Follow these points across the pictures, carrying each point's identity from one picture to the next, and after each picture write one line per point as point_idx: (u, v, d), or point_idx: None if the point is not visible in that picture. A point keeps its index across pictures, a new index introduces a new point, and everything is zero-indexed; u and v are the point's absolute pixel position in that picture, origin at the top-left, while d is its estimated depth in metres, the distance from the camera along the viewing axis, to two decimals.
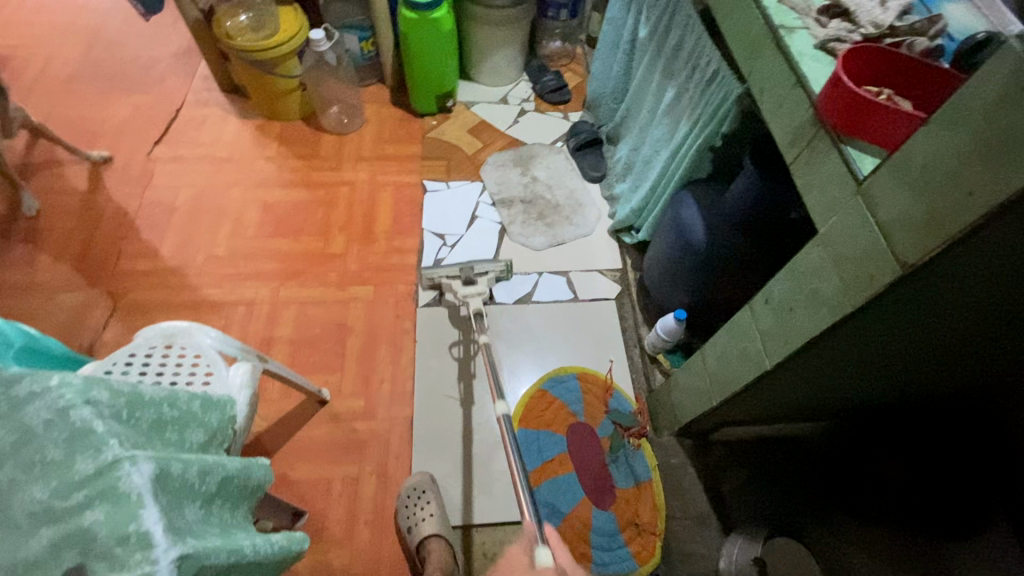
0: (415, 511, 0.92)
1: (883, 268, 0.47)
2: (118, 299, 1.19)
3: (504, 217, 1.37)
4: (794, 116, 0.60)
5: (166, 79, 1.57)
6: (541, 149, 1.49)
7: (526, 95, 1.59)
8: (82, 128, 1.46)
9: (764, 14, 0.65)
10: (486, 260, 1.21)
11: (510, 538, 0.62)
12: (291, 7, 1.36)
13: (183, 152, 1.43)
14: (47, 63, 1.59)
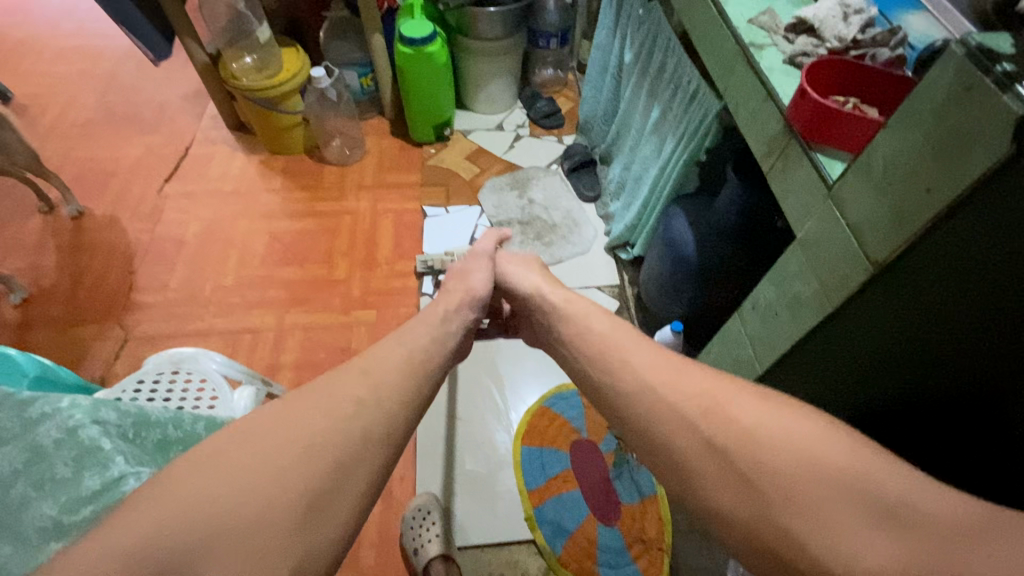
0: (421, 532, 0.93)
1: (857, 268, 0.49)
2: (129, 331, 1.22)
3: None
4: (766, 129, 0.62)
5: (176, 119, 1.64)
6: (537, 171, 1.53)
7: (521, 121, 1.65)
8: (96, 170, 1.52)
9: (734, 34, 0.68)
10: None
11: (464, 273, 0.82)
12: (293, 48, 1.43)
13: (192, 188, 1.48)
14: (64, 109, 1.68)
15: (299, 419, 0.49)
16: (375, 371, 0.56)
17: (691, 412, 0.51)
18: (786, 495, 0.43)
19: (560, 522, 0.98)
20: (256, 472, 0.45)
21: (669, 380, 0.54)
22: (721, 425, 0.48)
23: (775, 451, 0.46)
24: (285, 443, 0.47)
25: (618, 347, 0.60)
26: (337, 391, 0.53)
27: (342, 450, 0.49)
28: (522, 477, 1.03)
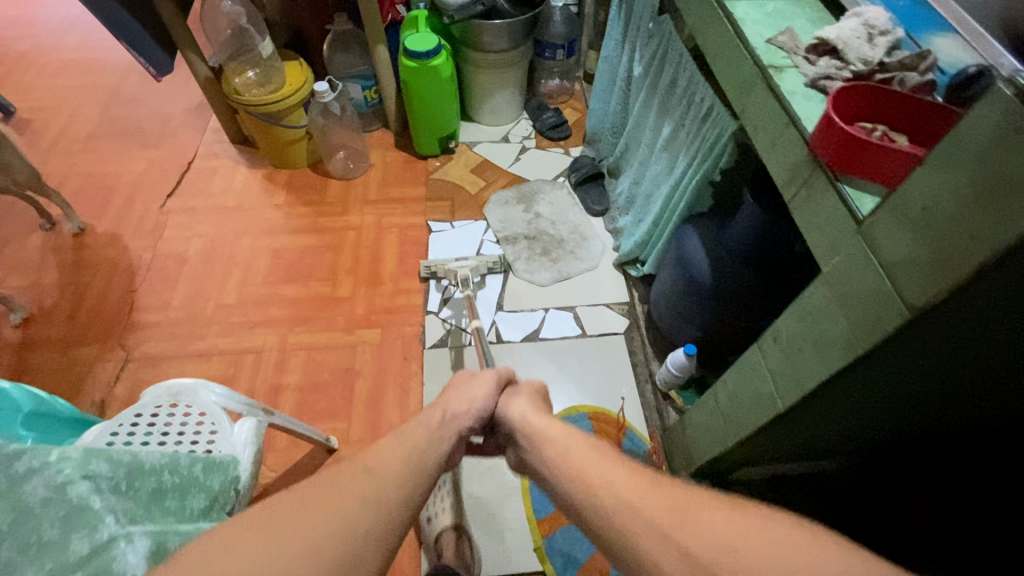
0: (435, 503, 0.97)
1: (889, 311, 0.46)
2: (130, 352, 1.20)
3: (509, 255, 1.37)
4: (788, 156, 0.59)
5: (179, 133, 1.63)
6: (543, 185, 1.50)
7: (527, 132, 1.62)
8: (98, 185, 1.51)
9: (751, 55, 0.66)
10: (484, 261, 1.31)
11: (465, 387, 0.75)
12: (296, 60, 1.40)
13: (194, 203, 1.46)
14: (66, 124, 1.67)
15: (311, 512, 0.48)
16: (377, 469, 0.54)
17: (665, 526, 0.49)
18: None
19: (572, 553, 0.95)
20: (270, 564, 0.44)
21: (635, 494, 0.52)
22: (695, 536, 0.47)
23: (753, 555, 0.45)
24: (295, 540, 0.46)
25: (587, 462, 0.57)
26: (342, 485, 0.51)
27: (350, 549, 0.47)
28: (531, 506, 1.00)
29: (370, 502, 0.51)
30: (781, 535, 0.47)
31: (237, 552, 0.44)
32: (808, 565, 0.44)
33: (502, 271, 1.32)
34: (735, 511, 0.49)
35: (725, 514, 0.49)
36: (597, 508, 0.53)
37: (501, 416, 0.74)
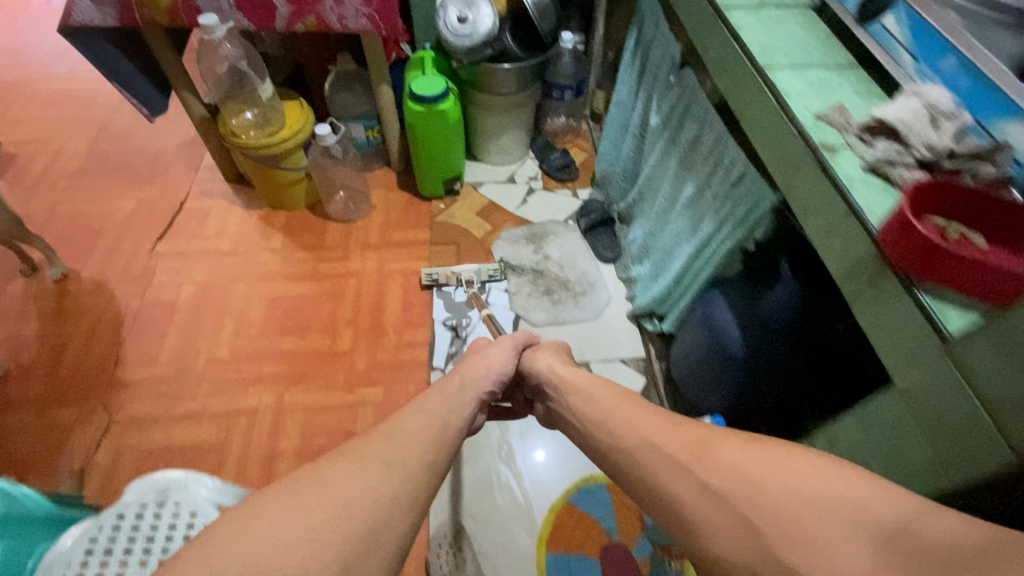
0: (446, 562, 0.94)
1: (989, 451, 0.40)
2: (114, 413, 1.12)
3: (509, 287, 1.33)
4: (849, 248, 0.54)
5: (171, 169, 1.56)
6: (555, 227, 1.45)
7: (533, 172, 1.58)
8: (83, 226, 1.43)
9: (801, 132, 0.61)
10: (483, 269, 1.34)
11: (485, 353, 0.80)
12: (295, 100, 1.34)
13: (186, 247, 1.39)
14: (52, 159, 1.59)
15: (336, 482, 0.49)
16: (399, 436, 0.57)
17: (686, 458, 0.52)
18: (788, 534, 0.43)
19: None
20: (301, 526, 0.45)
21: (667, 432, 0.56)
22: (715, 469, 0.49)
23: (773, 482, 0.47)
24: (323, 505, 0.47)
25: (619, 411, 0.62)
26: (364, 454, 0.53)
27: (377, 510, 0.48)
28: None
29: (392, 468, 0.53)
30: (803, 464, 0.48)
31: (267, 517, 0.45)
32: (832, 493, 0.44)
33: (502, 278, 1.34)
34: (752, 440, 0.52)
35: (746, 446, 0.51)
36: (627, 442, 0.58)
37: (527, 373, 0.81)
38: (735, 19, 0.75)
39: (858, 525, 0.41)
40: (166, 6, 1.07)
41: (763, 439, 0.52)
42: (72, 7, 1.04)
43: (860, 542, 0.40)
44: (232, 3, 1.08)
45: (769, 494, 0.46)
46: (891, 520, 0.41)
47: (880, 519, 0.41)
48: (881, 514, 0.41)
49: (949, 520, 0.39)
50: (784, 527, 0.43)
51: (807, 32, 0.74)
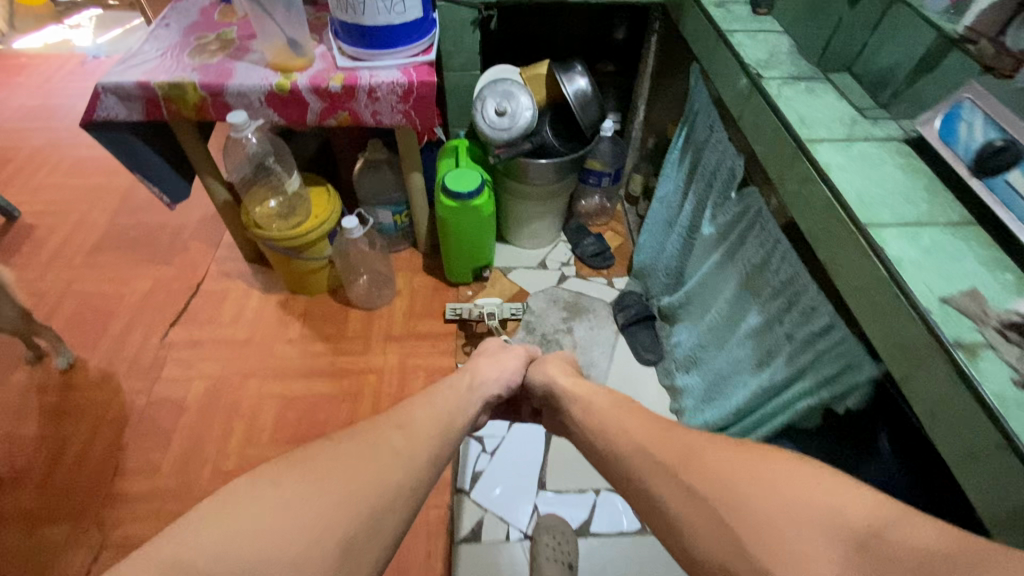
0: None
1: None
2: (107, 534, 1.02)
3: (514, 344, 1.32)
4: (1010, 493, 0.43)
5: (191, 246, 1.50)
6: (597, 303, 1.39)
7: (565, 257, 1.49)
8: (95, 309, 1.37)
9: (923, 320, 0.51)
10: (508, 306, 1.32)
11: (497, 359, 0.89)
12: (323, 187, 1.28)
13: (198, 335, 1.31)
14: (71, 231, 1.55)
15: (347, 467, 0.55)
16: (407, 427, 0.63)
17: (668, 461, 0.54)
18: (759, 534, 0.44)
19: None
20: (314, 504, 0.51)
21: (655, 436, 0.58)
22: (697, 473, 0.51)
23: (750, 488, 0.47)
24: (330, 485, 0.53)
25: (611, 418, 0.66)
26: (373, 440, 0.59)
27: (380, 496, 0.54)
28: None
29: (397, 456, 0.58)
30: (788, 466, 0.49)
31: (284, 491, 0.51)
32: (807, 503, 0.45)
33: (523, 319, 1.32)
34: (734, 442, 0.53)
35: (728, 450, 0.52)
36: (619, 448, 0.60)
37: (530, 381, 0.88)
38: (822, 160, 0.67)
39: (834, 531, 0.42)
40: (194, 102, 1.02)
41: (743, 442, 0.53)
42: (95, 103, 0.99)
43: (833, 547, 0.41)
44: (262, 99, 1.02)
45: (745, 497, 0.47)
46: (864, 526, 0.42)
47: (856, 523, 0.42)
48: (855, 520, 0.42)
49: (928, 530, 0.40)
50: (764, 542, 0.43)
51: (908, 177, 0.65)
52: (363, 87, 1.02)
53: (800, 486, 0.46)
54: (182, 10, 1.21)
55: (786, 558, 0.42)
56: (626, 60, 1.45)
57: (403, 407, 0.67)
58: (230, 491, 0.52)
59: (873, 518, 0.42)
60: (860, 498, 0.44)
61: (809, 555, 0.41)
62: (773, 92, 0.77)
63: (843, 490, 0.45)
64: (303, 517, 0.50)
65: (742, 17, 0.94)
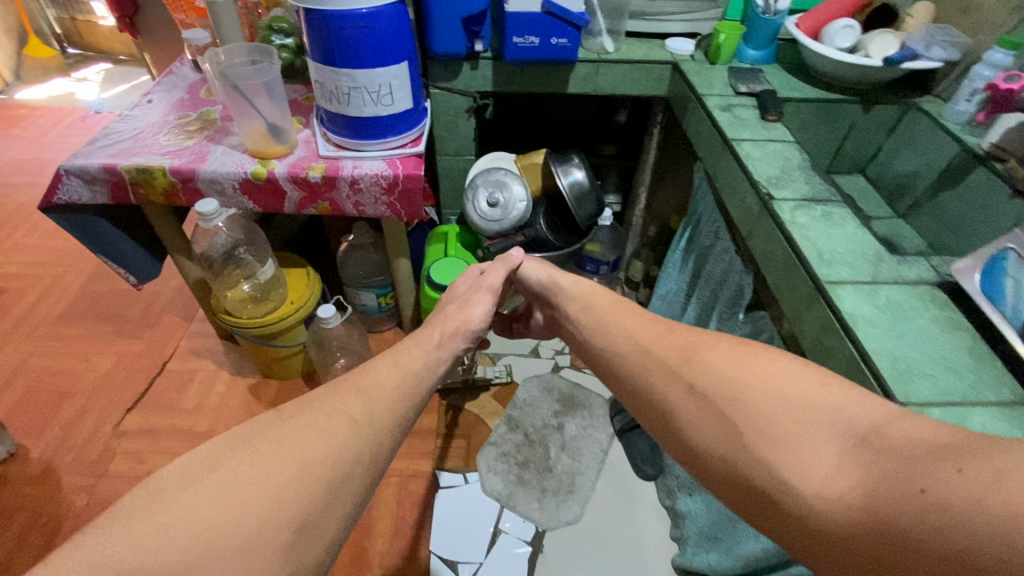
0: None
1: None
2: None
3: (494, 435, 1.20)
4: None
5: (163, 318, 1.42)
6: (594, 398, 1.28)
7: (560, 345, 1.40)
8: (49, 388, 1.27)
9: None
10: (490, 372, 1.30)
11: (467, 305, 0.79)
12: (302, 269, 1.21)
13: (156, 423, 1.21)
14: (40, 297, 1.47)
15: (293, 444, 0.50)
16: (369, 392, 0.57)
17: (677, 364, 0.55)
18: (769, 436, 0.46)
19: None
20: (257, 486, 0.46)
21: (665, 338, 0.59)
22: (701, 374, 0.53)
23: (759, 394, 0.48)
24: (281, 466, 0.48)
25: (619, 320, 0.65)
26: (331, 411, 0.54)
27: (336, 469, 0.50)
28: None
29: (356, 427, 0.53)
30: (792, 370, 0.49)
31: (223, 476, 0.46)
32: (806, 396, 0.47)
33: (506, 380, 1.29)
34: (742, 347, 0.54)
35: (736, 354, 0.53)
36: (621, 349, 0.61)
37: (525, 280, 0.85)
38: (846, 309, 0.58)
39: (838, 428, 0.44)
40: (163, 187, 0.95)
41: (753, 347, 0.54)
42: (56, 185, 0.93)
43: (834, 443, 0.43)
44: (236, 187, 0.96)
45: (751, 400, 0.48)
46: (867, 424, 0.43)
47: (857, 421, 0.43)
48: (855, 419, 0.43)
49: (925, 427, 0.41)
50: (771, 431, 0.46)
51: (946, 334, 0.56)
52: (345, 178, 0.96)
53: (798, 387, 0.47)
54: (168, 85, 1.16)
55: (791, 456, 0.43)
56: (626, 143, 1.40)
57: (366, 369, 0.61)
58: (161, 480, 0.46)
59: (871, 418, 0.43)
60: (860, 400, 0.45)
61: (811, 453, 0.43)
62: (787, 217, 0.69)
63: (846, 393, 0.46)
64: (250, 499, 0.45)
65: (750, 124, 0.88)
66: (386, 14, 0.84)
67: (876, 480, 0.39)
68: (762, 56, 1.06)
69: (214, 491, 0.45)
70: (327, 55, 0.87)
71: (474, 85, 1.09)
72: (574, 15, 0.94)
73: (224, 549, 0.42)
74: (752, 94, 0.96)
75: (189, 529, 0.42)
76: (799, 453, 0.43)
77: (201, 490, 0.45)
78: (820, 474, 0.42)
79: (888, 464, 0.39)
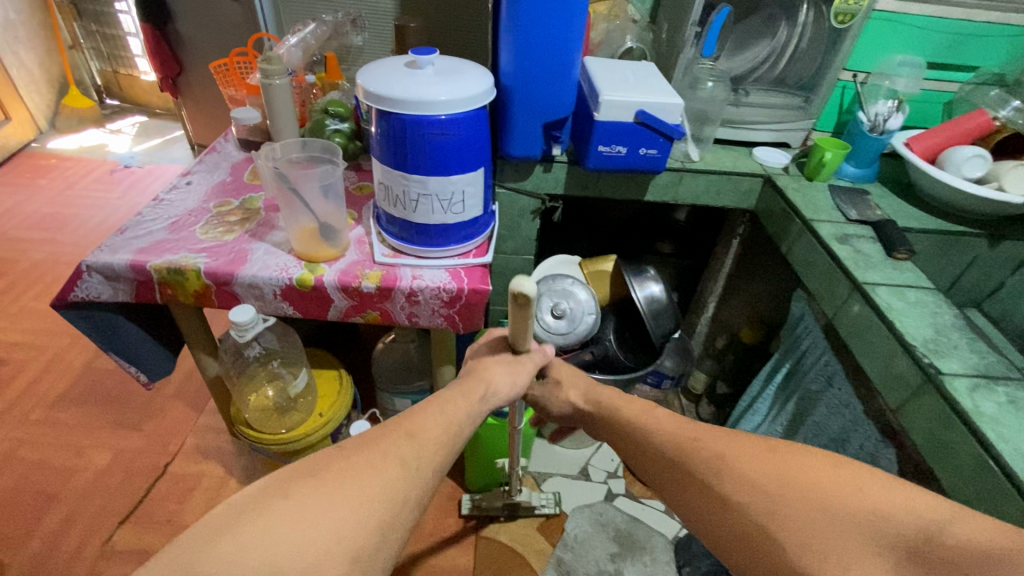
0: None
1: None
2: None
3: None
4: None
5: (171, 407, 1.27)
6: (656, 539, 1.11)
7: (612, 466, 1.24)
8: (33, 489, 1.10)
9: None
10: (536, 498, 1.12)
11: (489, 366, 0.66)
12: (335, 372, 1.08)
13: (150, 543, 1.03)
14: (39, 373, 1.32)
15: (349, 484, 0.45)
16: (420, 434, 0.51)
17: (699, 472, 0.54)
18: (804, 544, 0.46)
19: None
20: (320, 526, 0.42)
21: (685, 447, 0.56)
22: (737, 485, 0.51)
23: (792, 497, 0.48)
24: (340, 501, 0.44)
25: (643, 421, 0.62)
26: (383, 449, 0.48)
27: (392, 508, 0.45)
28: None
29: (411, 468, 0.48)
30: (823, 466, 0.50)
31: (290, 506, 0.42)
32: (849, 500, 0.47)
33: (552, 511, 1.11)
34: (765, 446, 0.53)
35: (762, 456, 0.52)
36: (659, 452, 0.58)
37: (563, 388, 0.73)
38: None
39: (882, 533, 0.44)
40: (195, 289, 0.83)
41: (776, 445, 0.53)
42: (75, 281, 0.81)
43: (886, 553, 0.44)
44: (278, 292, 0.84)
45: (785, 508, 0.48)
46: (918, 529, 0.44)
47: (905, 529, 0.44)
48: (907, 526, 0.44)
49: (976, 527, 0.42)
50: (808, 541, 0.46)
51: None
52: (402, 289, 0.84)
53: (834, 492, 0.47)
54: (211, 164, 1.08)
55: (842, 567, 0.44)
56: (685, 241, 1.26)
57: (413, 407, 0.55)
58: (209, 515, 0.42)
59: (926, 517, 0.44)
60: (899, 498, 0.46)
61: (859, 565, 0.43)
62: (968, 405, 0.58)
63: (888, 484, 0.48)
64: (304, 540, 0.41)
65: (880, 264, 0.77)
66: (468, 119, 0.76)
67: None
68: (863, 172, 0.97)
69: (271, 532, 0.41)
70: (399, 158, 0.78)
71: (543, 187, 1.00)
72: (670, 126, 0.86)
73: None
74: (866, 221, 0.85)
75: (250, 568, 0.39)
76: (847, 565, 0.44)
77: (259, 529, 0.41)
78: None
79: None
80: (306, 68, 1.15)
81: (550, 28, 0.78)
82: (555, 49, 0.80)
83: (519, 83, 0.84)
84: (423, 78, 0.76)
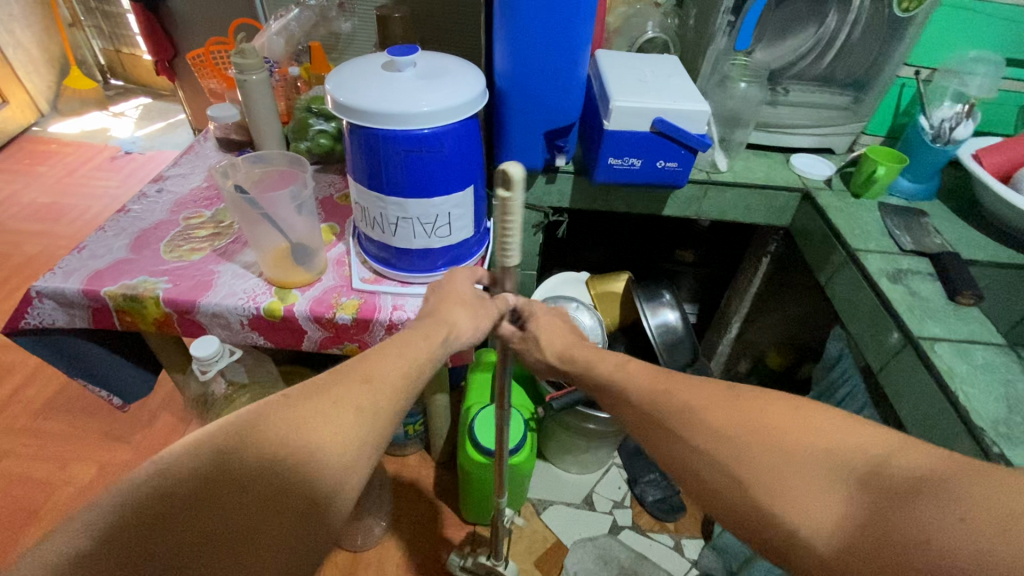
0: None
1: None
2: None
3: None
4: None
5: (157, 418, 1.22)
6: None
7: (619, 495, 1.15)
8: (15, 506, 1.06)
9: None
10: None
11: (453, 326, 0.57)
12: None
13: None
14: (26, 378, 1.28)
15: (297, 434, 0.41)
16: (378, 379, 0.47)
17: (663, 419, 0.46)
18: (766, 487, 0.39)
19: None
20: (262, 485, 0.38)
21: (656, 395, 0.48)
22: (698, 431, 0.44)
23: (753, 442, 0.41)
24: (288, 452, 0.40)
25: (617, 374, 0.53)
26: (338, 396, 0.45)
27: (345, 456, 0.42)
28: None
29: (366, 416, 0.45)
30: (782, 408, 0.43)
31: (227, 465, 0.38)
32: (801, 439, 0.40)
33: None
34: (725, 391, 0.46)
35: (724, 403, 0.45)
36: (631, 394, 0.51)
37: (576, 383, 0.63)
38: None
39: (836, 468, 0.38)
40: (155, 317, 0.75)
41: (738, 391, 0.45)
42: (24, 308, 0.74)
43: (838, 487, 0.38)
44: (244, 322, 0.75)
45: (747, 452, 0.41)
46: (866, 461, 0.38)
47: (856, 462, 0.38)
48: (856, 458, 0.38)
49: (927, 457, 0.37)
50: (761, 483, 0.39)
51: None
52: (381, 321, 0.74)
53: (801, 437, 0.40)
54: (186, 168, 0.99)
55: (790, 509, 0.38)
56: (709, 249, 1.14)
57: (371, 348, 0.51)
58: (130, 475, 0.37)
59: (873, 449, 0.39)
60: (858, 432, 0.39)
61: (816, 505, 0.37)
62: None
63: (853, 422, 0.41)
64: (255, 495, 0.38)
65: (942, 313, 0.65)
66: (453, 132, 0.65)
67: (864, 524, 0.35)
68: (922, 190, 0.83)
69: (221, 488, 0.37)
70: (373, 176, 0.68)
71: (546, 200, 0.89)
72: (693, 137, 0.73)
73: (219, 542, 0.36)
74: (923, 252, 0.73)
75: (183, 533, 0.35)
76: (803, 505, 0.38)
77: (201, 485, 0.37)
78: (823, 526, 0.37)
79: (895, 509, 0.35)
80: (291, 58, 1.05)
81: (551, 25, 0.66)
82: (560, 49, 0.68)
83: (517, 86, 0.72)
84: (402, 83, 0.65)
